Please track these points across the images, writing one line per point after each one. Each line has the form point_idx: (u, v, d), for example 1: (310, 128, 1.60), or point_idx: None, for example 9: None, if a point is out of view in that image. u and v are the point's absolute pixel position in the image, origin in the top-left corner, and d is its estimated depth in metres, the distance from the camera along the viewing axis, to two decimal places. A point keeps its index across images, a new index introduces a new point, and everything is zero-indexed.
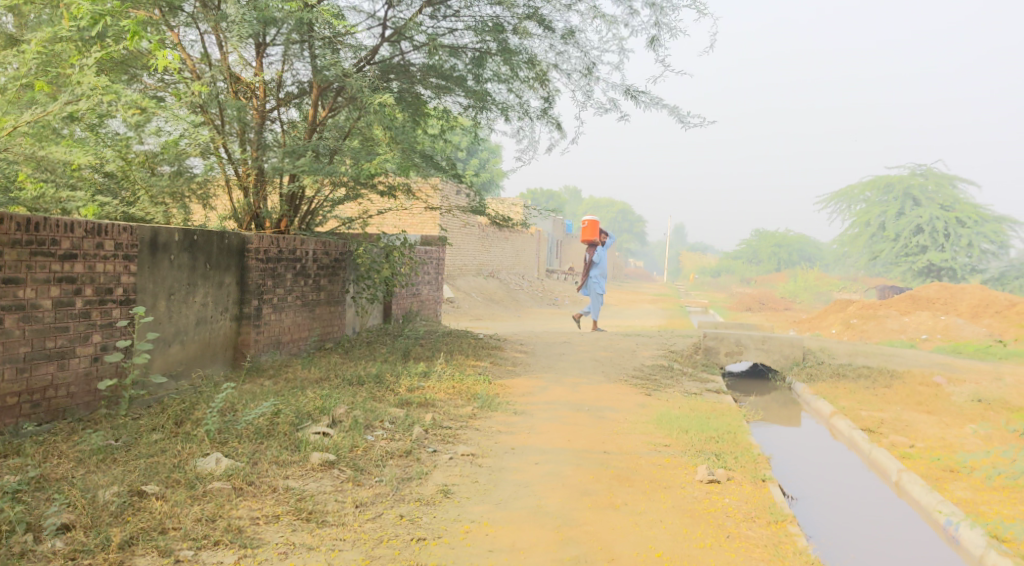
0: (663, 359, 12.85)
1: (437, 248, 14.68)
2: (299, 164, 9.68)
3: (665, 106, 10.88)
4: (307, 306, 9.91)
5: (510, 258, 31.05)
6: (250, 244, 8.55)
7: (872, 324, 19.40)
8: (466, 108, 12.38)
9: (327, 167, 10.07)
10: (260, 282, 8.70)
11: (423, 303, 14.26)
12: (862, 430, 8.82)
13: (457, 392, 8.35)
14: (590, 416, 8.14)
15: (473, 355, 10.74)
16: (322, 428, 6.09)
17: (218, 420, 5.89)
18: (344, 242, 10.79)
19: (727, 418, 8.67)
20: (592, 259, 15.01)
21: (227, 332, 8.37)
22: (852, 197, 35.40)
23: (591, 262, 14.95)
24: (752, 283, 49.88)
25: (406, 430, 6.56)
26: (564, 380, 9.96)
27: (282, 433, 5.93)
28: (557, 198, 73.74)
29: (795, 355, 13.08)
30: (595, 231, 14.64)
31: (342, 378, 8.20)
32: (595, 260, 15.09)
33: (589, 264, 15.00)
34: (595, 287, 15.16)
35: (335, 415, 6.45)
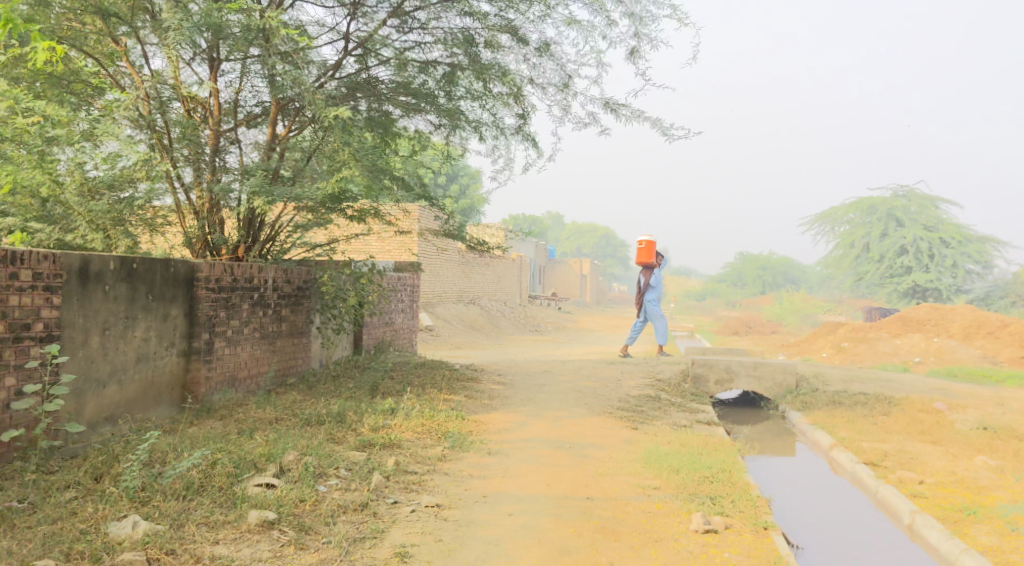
0: (650, 388, 12.18)
1: (411, 275, 14.00)
2: (256, 186, 8.99)
3: (648, 119, 10.33)
4: (266, 339, 9.20)
5: (492, 285, 30.38)
6: (200, 273, 7.86)
7: (863, 347, 18.83)
8: (438, 127, 11.78)
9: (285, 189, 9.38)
10: (212, 314, 8.00)
11: (397, 333, 13.55)
12: (866, 464, 8.17)
13: (427, 431, 7.65)
14: (572, 455, 7.46)
15: (447, 388, 10.05)
16: (265, 481, 5.39)
17: (141, 475, 5.19)
18: (308, 269, 10.09)
19: (720, 454, 8.00)
20: (649, 281, 14.80)
21: (173, 370, 7.65)
22: (836, 218, 34.98)
23: (648, 284, 14.70)
24: (737, 306, 49.37)
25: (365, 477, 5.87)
26: (543, 414, 9.27)
27: (216, 487, 5.25)
28: (540, 224, 73.17)
29: (787, 383, 12.47)
30: (652, 252, 14.46)
31: (301, 417, 7.49)
32: (652, 283, 14.84)
33: (645, 286, 14.76)
34: (653, 310, 14.86)
35: (282, 462, 5.76)
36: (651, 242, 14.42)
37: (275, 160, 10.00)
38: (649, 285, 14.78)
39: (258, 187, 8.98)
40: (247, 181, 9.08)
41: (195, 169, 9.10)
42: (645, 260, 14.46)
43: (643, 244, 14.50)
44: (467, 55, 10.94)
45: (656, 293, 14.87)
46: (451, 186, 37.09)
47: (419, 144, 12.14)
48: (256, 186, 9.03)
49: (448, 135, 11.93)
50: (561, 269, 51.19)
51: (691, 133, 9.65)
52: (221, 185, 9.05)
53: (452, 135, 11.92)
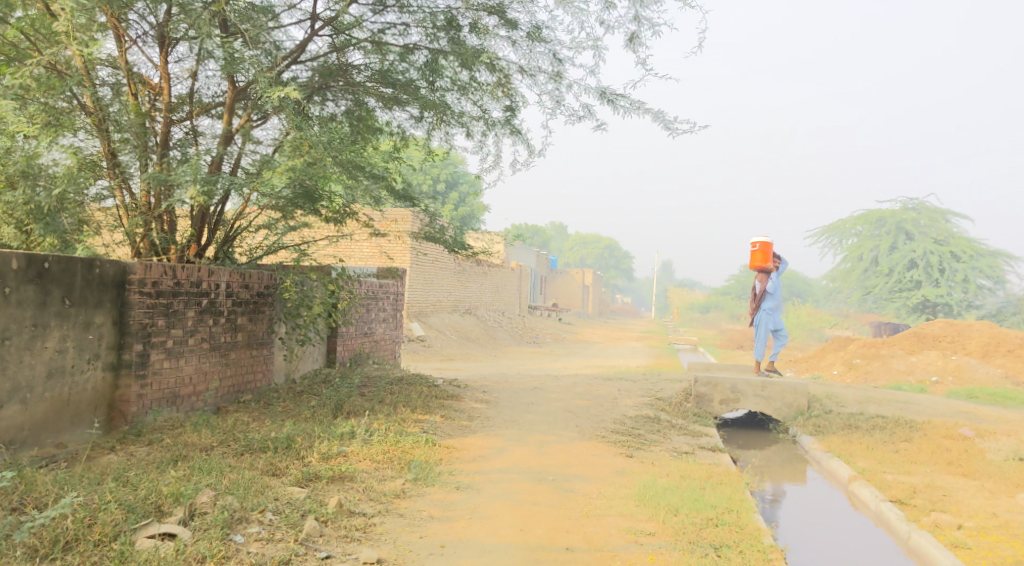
0: (648, 407, 11.14)
1: (393, 281, 13.00)
2: (189, 169, 7.98)
3: (648, 113, 9.32)
4: (217, 351, 8.19)
5: (489, 295, 29.36)
6: (133, 275, 6.89)
7: (877, 365, 17.75)
8: (420, 123, 10.85)
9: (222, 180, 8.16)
10: (146, 321, 7.02)
11: (377, 344, 12.52)
12: (892, 503, 7.18)
13: (389, 460, 6.62)
14: (554, 489, 6.44)
15: (422, 407, 9.03)
16: (169, 529, 4.50)
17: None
18: (270, 273, 9.08)
19: (725, 490, 7.01)
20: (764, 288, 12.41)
21: (99, 387, 6.69)
22: (844, 231, 33.91)
23: (763, 292, 12.38)
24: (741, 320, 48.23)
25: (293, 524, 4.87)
26: (527, 439, 8.24)
27: (91, 541, 4.33)
28: (542, 234, 72.08)
29: (798, 404, 11.45)
30: (768, 254, 12.17)
31: (240, 444, 6.48)
32: (769, 290, 12.51)
33: (759, 294, 12.42)
34: (767, 323, 12.41)
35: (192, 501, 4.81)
36: (768, 242, 12.16)
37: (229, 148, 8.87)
38: (764, 293, 12.41)
39: (191, 174, 7.94)
40: (183, 167, 8.06)
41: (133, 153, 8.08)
42: (761, 263, 12.16)
43: (757, 246, 12.25)
44: (451, 40, 10.06)
45: (776, 303, 12.43)
46: (449, 193, 36.20)
47: (400, 143, 11.18)
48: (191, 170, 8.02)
49: (432, 133, 10.98)
50: (562, 279, 50.15)
51: (692, 123, 8.66)
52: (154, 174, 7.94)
53: (436, 132, 10.97)
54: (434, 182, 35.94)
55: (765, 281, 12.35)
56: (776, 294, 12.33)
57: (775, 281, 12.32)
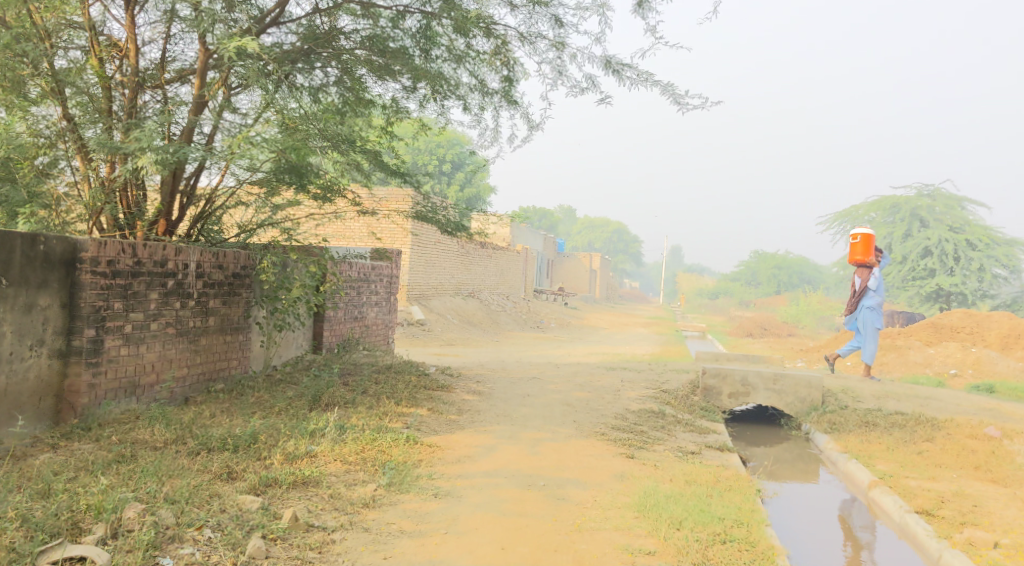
0: (653, 401, 10.46)
1: (388, 263, 12.36)
2: (143, 134, 7.26)
3: (656, 85, 8.55)
4: (184, 336, 7.55)
5: (494, 278, 28.70)
6: (85, 253, 6.26)
7: (893, 356, 16.98)
8: (414, 95, 10.18)
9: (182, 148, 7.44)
10: (99, 303, 6.40)
11: (368, 329, 11.86)
12: (918, 513, 6.54)
13: (362, 461, 5.96)
14: (543, 497, 5.79)
15: (408, 399, 8.39)
16: (76, 554, 3.96)
17: None
18: (246, 252, 8.41)
19: (734, 498, 6.35)
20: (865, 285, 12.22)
21: (44, 376, 6.11)
22: (857, 218, 33.09)
23: (862, 288, 12.19)
24: (750, 307, 47.43)
25: (234, 548, 4.31)
26: (519, 436, 7.59)
27: None
28: (550, 216, 71.33)
29: (812, 399, 10.77)
30: (869, 246, 12.05)
31: (196, 441, 5.83)
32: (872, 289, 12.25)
33: (860, 291, 12.23)
34: (870, 320, 12.13)
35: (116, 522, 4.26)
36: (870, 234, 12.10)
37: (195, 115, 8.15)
38: (866, 288, 12.19)
39: (147, 142, 7.21)
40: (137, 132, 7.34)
41: (93, 120, 7.48)
42: (861, 255, 12.07)
43: (859, 238, 12.17)
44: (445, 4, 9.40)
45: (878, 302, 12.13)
46: (456, 174, 35.57)
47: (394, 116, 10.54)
48: (147, 135, 7.30)
49: (426, 106, 10.31)
50: (569, 263, 49.42)
51: (710, 101, 8.15)
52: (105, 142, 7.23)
53: (430, 104, 10.30)
54: (440, 163, 35.30)
55: (867, 276, 12.16)
56: (878, 290, 12.09)
57: (876, 277, 12.09)
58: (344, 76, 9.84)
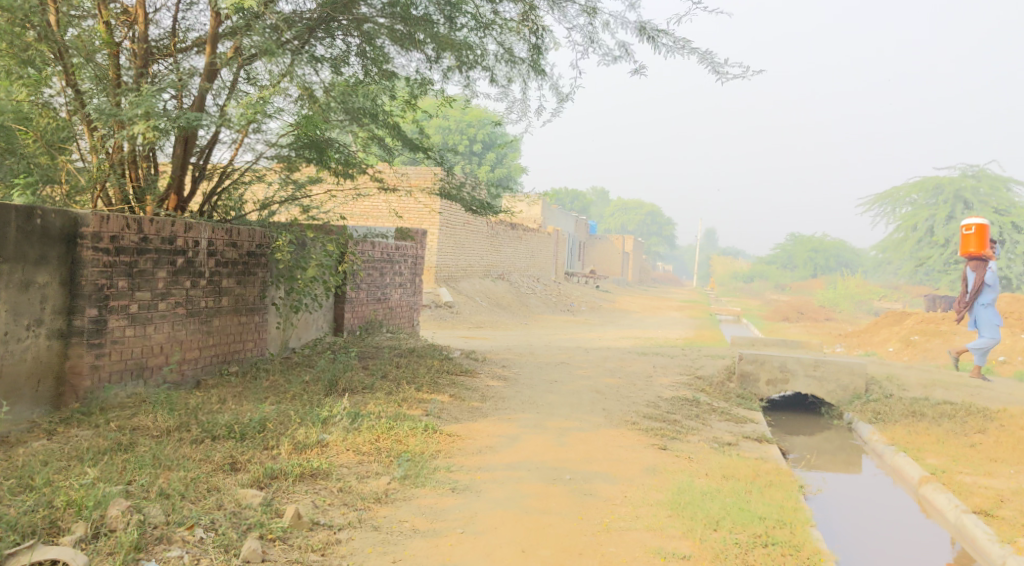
0: (687, 388, 9.99)
1: (412, 244, 11.98)
2: (141, 100, 6.97)
3: (694, 53, 7.96)
4: (196, 317, 7.23)
5: (525, 260, 28.25)
6: (85, 228, 5.99)
7: (937, 342, 16.27)
8: (438, 66, 9.75)
9: (190, 118, 7.15)
10: (102, 281, 6.12)
11: (392, 311, 11.50)
12: (976, 514, 6.05)
13: (376, 452, 5.59)
14: (569, 493, 5.38)
15: (429, 385, 8.01)
16: (47, 558, 3.65)
17: None
18: (262, 230, 8.06)
19: (776, 495, 5.89)
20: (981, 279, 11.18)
21: (43, 358, 5.84)
22: (898, 200, 32.17)
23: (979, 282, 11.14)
24: (786, 291, 46.52)
25: (227, 552, 3.98)
26: (545, 425, 7.17)
27: None
28: (582, 199, 70.69)
29: (855, 387, 10.25)
30: (985, 239, 10.98)
31: (200, 428, 5.48)
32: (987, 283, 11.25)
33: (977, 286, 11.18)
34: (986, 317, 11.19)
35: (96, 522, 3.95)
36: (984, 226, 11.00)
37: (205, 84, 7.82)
38: (982, 284, 11.16)
39: (146, 109, 6.91)
40: (129, 94, 7.11)
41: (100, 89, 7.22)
42: (977, 249, 11.02)
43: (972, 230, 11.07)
44: None
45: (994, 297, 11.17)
46: (487, 156, 35.12)
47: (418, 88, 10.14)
48: (141, 98, 7.04)
49: (452, 77, 9.88)
50: (601, 245, 48.83)
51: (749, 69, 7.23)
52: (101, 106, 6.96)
53: (456, 75, 9.86)
54: (470, 143, 34.86)
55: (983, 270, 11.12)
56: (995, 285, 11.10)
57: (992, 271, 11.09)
58: (366, 45, 9.46)
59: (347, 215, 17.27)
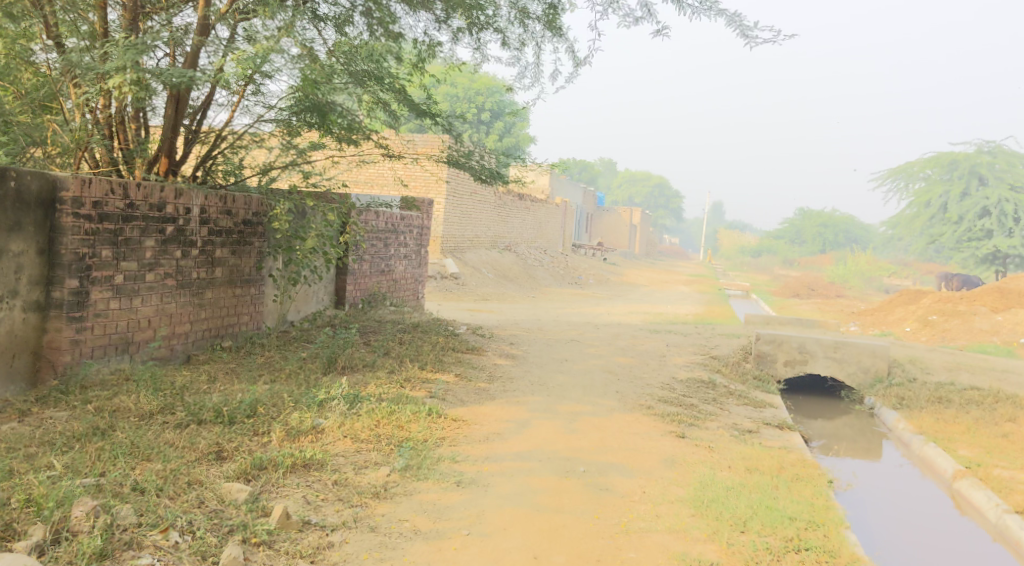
0: (702, 368, 9.57)
1: (418, 214, 11.52)
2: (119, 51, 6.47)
3: (723, 15, 7.46)
4: (187, 288, 6.81)
5: (531, 231, 27.77)
6: (65, 192, 5.58)
7: (956, 323, 15.78)
8: (447, 27, 9.25)
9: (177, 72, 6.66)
10: (84, 251, 5.71)
11: (396, 284, 11.07)
12: (1020, 515, 5.67)
13: (376, 439, 5.18)
14: (583, 487, 4.98)
15: (433, 363, 7.59)
16: None
17: None
18: (259, 197, 7.62)
19: (804, 491, 5.49)
20: None
21: (18, 332, 5.45)
22: (912, 175, 31.56)
23: None
24: (795, 266, 45.97)
25: (204, 559, 3.63)
26: (556, 410, 6.76)
27: None
28: (590, 170, 69.94)
29: (877, 370, 9.82)
30: None
31: (186, 411, 5.08)
32: None
33: None
34: None
35: (56, 523, 3.59)
36: None
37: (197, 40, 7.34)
38: None
39: (122, 59, 6.38)
40: (106, 44, 6.61)
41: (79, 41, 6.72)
42: None
43: None
44: None
45: None
46: (495, 125, 34.54)
47: (426, 51, 9.64)
48: (120, 48, 6.56)
49: (461, 39, 9.38)
50: (609, 217, 48.29)
51: (781, 33, 6.77)
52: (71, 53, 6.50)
53: (466, 37, 9.36)
54: (478, 112, 34.26)
55: None
56: None
57: None
58: (370, 3, 8.96)
59: (351, 184, 16.81)
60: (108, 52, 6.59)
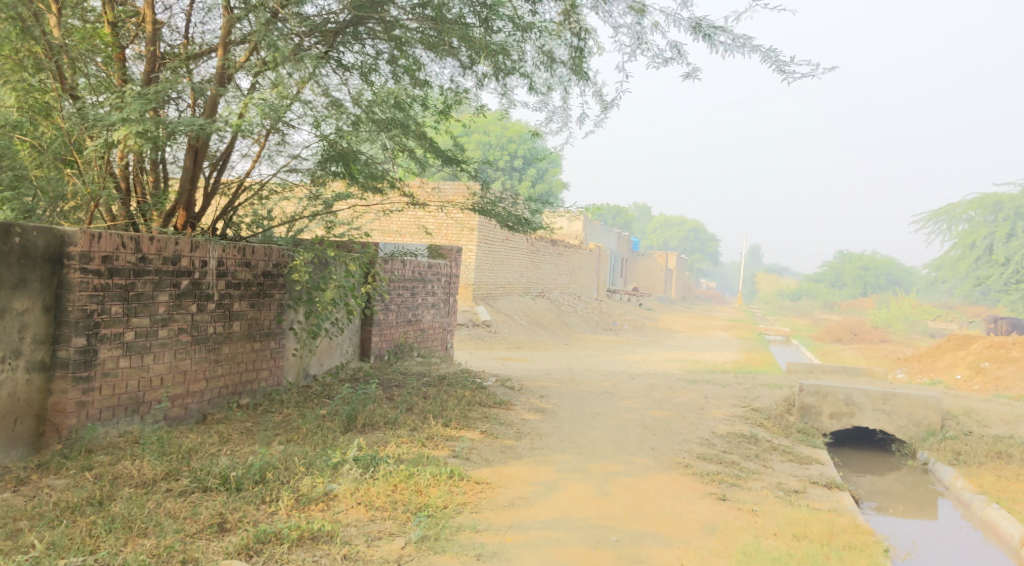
0: (742, 422, 9.11)
1: (446, 263, 11.28)
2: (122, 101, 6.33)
3: (756, 50, 7.29)
4: (203, 345, 6.56)
5: (565, 278, 27.45)
6: (73, 247, 5.38)
7: (1010, 370, 15.07)
8: (473, 73, 9.06)
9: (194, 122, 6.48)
10: (92, 307, 5.49)
11: (423, 334, 10.78)
12: None
13: (392, 507, 4.84)
14: (614, 561, 4.58)
15: (458, 420, 7.25)
16: None
17: None
18: (279, 248, 7.40)
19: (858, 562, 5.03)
20: None
21: (20, 395, 5.23)
22: (955, 217, 30.83)
23: None
24: (836, 310, 45.03)
25: None
26: (586, 470, 6.37)
27: None
28: (625, 215, 69.66)
29: (930, 422, 9.27)
30: None
31: (191, 477, 4.80)
32: None
33: None
34: None
35: None
36: None
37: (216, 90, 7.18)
38: None
39: (127, 111, 6.22)
40: (110, 95, 6.48)
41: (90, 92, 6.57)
42: None
43: None
44: None
45: None
46: (528, 171, 34.49)
47: (453, 97, 9.45)
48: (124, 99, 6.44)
49: (487, 85, 9.18)
50: (644, 262, 47.85)
51: (827, 68, 6.71)
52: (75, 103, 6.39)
53: (492, 82, 9.17)
54: (511, 158, 34.25)
55: None
56: None
57: None
58: (396, 51, 8.78)
59: (382, 232, 16.66)
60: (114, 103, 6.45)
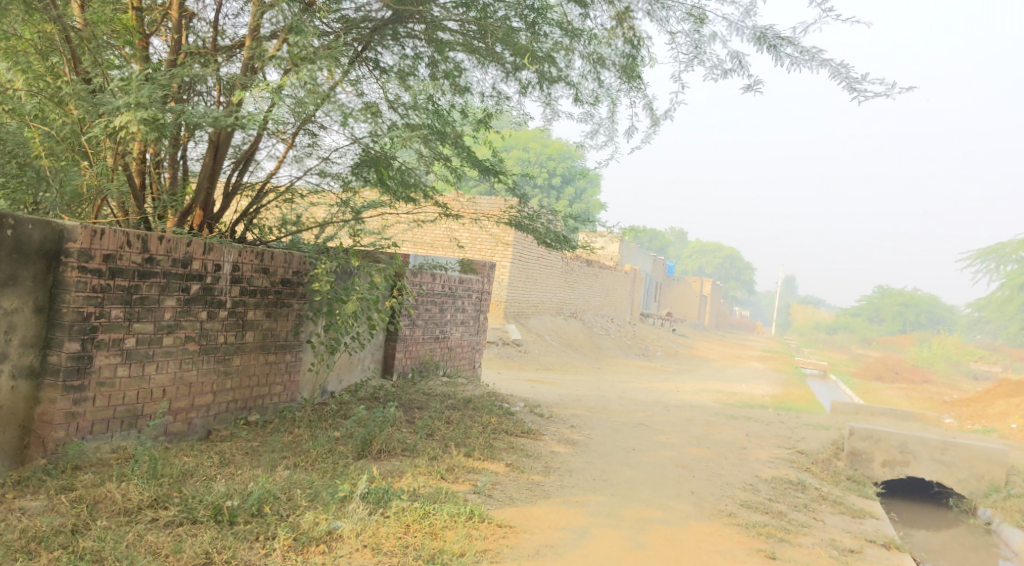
0: (787, 465, 8.46)
1: (478, 279, 10.77)
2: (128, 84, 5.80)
3: (826, 66, 6.80)
4: (212, 355, 6.07)
5: (598, 299, 26.83)
6: (71, 244, 4.93)
7: None
8: (516, 80, 8.55)
9: (213, 115, 6.04)
10: (89, 310, 5.03)
11: (450, 352, 10.25)
12: None
13: (402, 552, 4.31)
14: None
15: (482, 449, 6.69)
16: None
17: None
18: (299, 255, 6.92)
19: None
20: None
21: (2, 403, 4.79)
22: (1004, 256, 29.84)
23: None
24: (874, 345, 43.89)
25: None
26: (620, 515, 5.78)
27: None
28: (660, 238, 68.96)
29: (993, 477, 8.54)
30: None
31: (181, 506, 4.31)
32: None
33: None
34: None
35: None
36: None
37: (237, 80, 6.72)
38: None
39: (135, 95, 5.74)
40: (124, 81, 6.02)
41: (103, 76, 6.04)
42: None
43: None
44: None
45: None
46: (566, 189, 33.99)
47: (494, 105, 8.95)
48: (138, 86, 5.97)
49: (530, 93, 8.67)
50: (679, 287, 47.08)
51: (913, 90, 6.28)
52: (86, 86, 5.92)
53: (536, 90, 8.65)
54: (550, 176, 33.81)
55: None
56: None
57: None
58: (436, 55, 8.29)
59: (414, 244, 16.20)
60: (122, 87, 5.94)
